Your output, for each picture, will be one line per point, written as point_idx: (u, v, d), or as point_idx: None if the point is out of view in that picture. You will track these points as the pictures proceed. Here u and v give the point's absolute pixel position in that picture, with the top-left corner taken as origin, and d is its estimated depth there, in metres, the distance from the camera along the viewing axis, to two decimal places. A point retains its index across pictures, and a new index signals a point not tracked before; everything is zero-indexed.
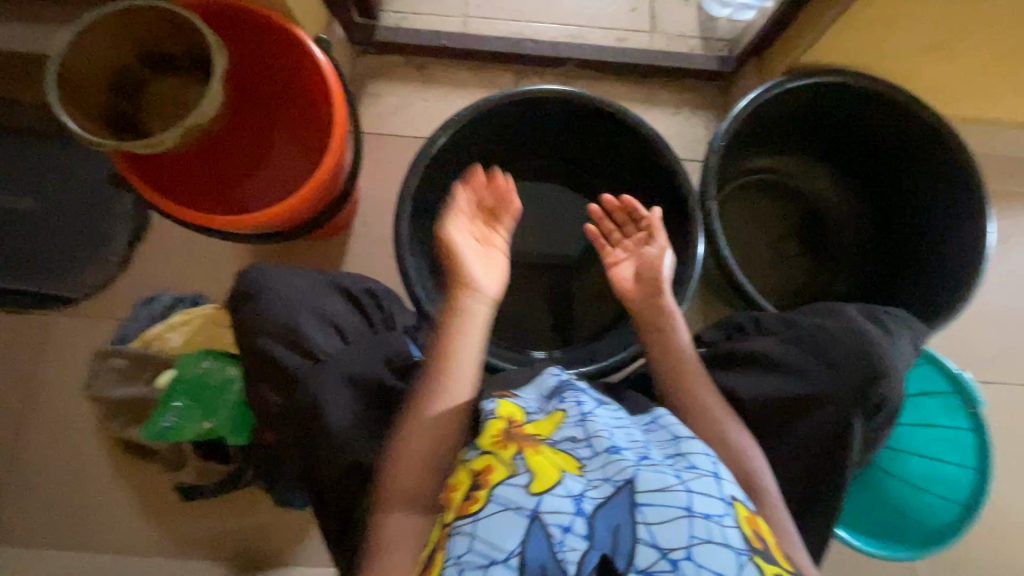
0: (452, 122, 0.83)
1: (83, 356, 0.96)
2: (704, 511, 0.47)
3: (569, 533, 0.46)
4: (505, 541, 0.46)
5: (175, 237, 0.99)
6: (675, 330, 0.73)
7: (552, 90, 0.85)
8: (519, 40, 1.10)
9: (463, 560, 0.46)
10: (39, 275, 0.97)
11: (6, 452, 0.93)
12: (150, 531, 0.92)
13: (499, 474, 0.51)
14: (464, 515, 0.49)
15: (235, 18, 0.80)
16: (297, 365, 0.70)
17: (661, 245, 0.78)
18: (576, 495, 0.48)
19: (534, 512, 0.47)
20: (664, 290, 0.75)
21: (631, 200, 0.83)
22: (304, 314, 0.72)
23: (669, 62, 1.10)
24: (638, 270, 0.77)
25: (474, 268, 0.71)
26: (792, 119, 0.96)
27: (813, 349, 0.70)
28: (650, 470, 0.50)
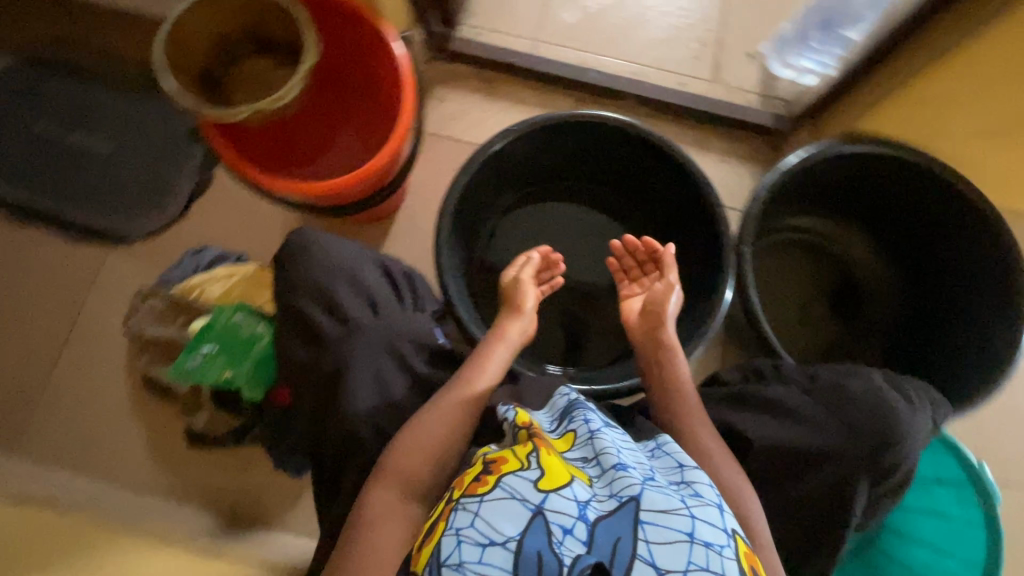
0: (512, 131, 0.87)
1: (127, 292, 1.02)
2: (705, 539, 0.48)
3: (569, 535, 0.47)
4: (508, 526, 0.47)
5: (232, 198, 1.05)
6: (675, 364, 0.74)
7: (607, 116, 0.88)
8: (584, 69, 1.15)
9: (463, 533, 0.48)
10: (104, 212, 1.03)
11: (41, 367, 0.99)
12: (152, 468, 0.95)
13: (511, 464, 0.53)
14: (471, 493, 0.51)
15: (333, 10, 0.86)
16: (328, 329, 0.73)
17: (670, 283, 0.80)
18: (582, 501, 0.49)
19: (538, 507, 0.48)
20: (665, 325, 0.76)
21: (640, 241, 0.86)
22: (343, 285, 0.75)
23: (725, 113, 1.13)
24: (647, 304, 0.79)
25: (529, 303, 0.80)
26: (839, 183, 0.97)
27: (829, 403, 0.69)
28: (656, 491, 0.51)
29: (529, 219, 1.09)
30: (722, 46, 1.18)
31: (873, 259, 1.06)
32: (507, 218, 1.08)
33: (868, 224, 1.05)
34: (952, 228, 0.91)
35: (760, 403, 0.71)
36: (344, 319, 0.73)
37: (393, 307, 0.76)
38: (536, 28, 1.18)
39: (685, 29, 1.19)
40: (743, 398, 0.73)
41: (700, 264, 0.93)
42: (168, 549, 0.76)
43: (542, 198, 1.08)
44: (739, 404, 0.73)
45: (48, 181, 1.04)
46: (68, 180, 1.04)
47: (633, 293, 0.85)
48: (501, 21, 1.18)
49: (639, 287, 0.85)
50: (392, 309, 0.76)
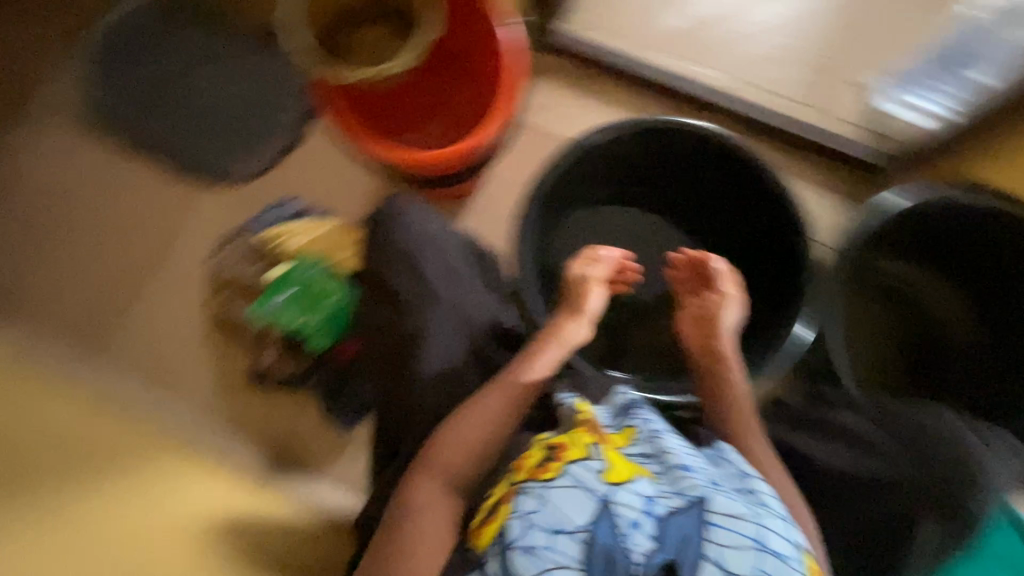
0: (616, 126, 0.89)
1: (214, 230, 1.07)
2: (772, 548, 0.50)
3: (636, 529, 0.50)
4: (576, 516, 0.52)
5: (322, 155, 1.09)
6: (733, 378, 0.70)
7: (700, 125, 0.89)
8: (682, 77, 1.14)
9: (532, 518, 0.52)
10: (205, 151, 1.09)
11: (129, 287, 1.06)
12: (214, 398, 1.01)
13: (573, 453, 0.57)
14: (537, 479, 0.56)
15: None
16: (405, 294, 0.76)
17: (722, 292, 0.75)
18: (648, 497, 0.53)
19: (605, 499, 0.52)
20: (721, 339, 0.72)
21: (696, 254, 0.79)
22: (427, 256, 0.78)
23: (821, 140, 1.10)
24: (700, 317, 0.75)
25: (593, 302, 0.78)
26: (944, 234, 0.90)
27: (899, 436, 0.68)
28: (724, 495, 0.53)
29: (601, 222, 1.04)
30: (828, 72, 1.15)
31: (966, 318, 0.97)
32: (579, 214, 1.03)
33: (962, 284, 0.96)
34: None
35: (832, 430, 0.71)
36: (424, 289, 0.76)
37: (469, 282, 0.78)
38: (639, 28, 1.17)
39: (793, 50, 1.15)
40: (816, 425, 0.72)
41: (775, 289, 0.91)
42: (225, 478, 0.81)
43: (620, 202, 1.04)
44: (802, 425, 0.75)
45: (156, 114, 1.10)
46: (176, 116, 1.10)
47: (689, 307, 0.77)
48: (606, 16, 1.16)
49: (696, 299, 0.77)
50: (470, 285, 0.78)
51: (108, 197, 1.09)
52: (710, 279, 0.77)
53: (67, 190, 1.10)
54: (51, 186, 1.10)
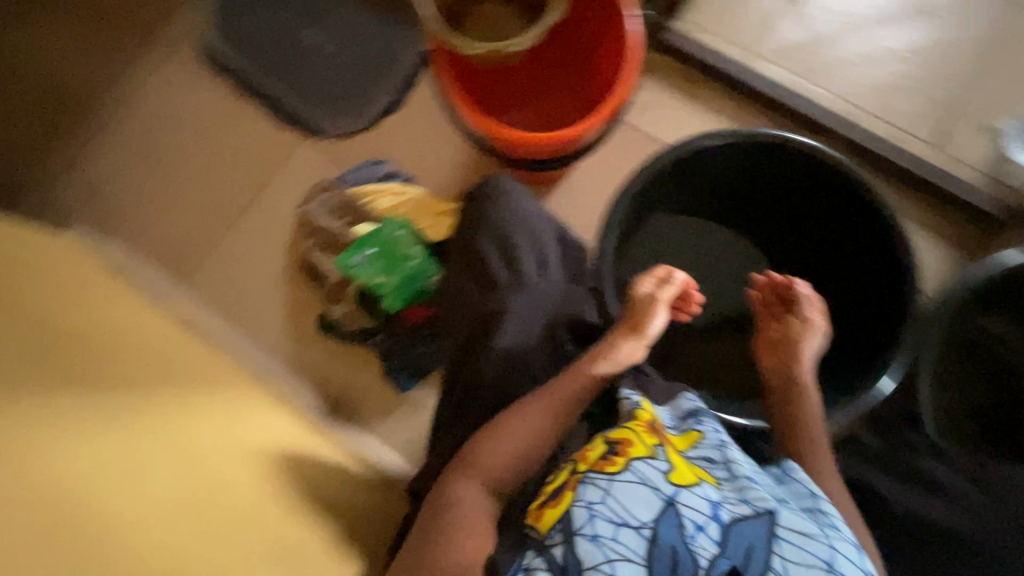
0: (728, 133, 0.85)
1: (307, 181, 1.12)
2: (841, 570, 0.51)
3: (702, 532, 0.52)
4: (641, 512, 0.53)
5: (419, 124, 1.11)
6: (808, 413, 0.66)
7: (816, 146, 0.84)
8: (796, 95, 1.09)
9: (596, 507, 0.53)
10: (309, 105, 1.13)
11: (222, 222, 1.12)
12: (284, 339, 1.05)
13: (637, 449, 0.57)
14: (599, 470, 0.56)
15: None
16: (497, 273, 0.77)
17: (807, 320, 0.72)
18: (714, 502, 0.54)
19: (671, 499, 0.53)
20: (801, 365, 0.69)
21: (783, 277, 0.75)
22: (523, 240, 0.78)
23: (939, 181, 1.03)
24: (778, 342, 0.72)
25: (653, 323, 0.72)
26: None
27: None
28: (791, 511, 0.54)
29: (683, 232, 1.00)
30: (957, 113, 1.08)
31: None
32: (661, 219, 0.99)
33: None
34: None
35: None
36: (515, 271, 0.76)
37: (556, 271, 0.78)
38: (756, 40, 1.13)
39: (917, 84, 1.10)
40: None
41: (868, 333, 0.87)
42: (287, 417, 0.84)
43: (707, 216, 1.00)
44: None
45: (271, 64, 1.15)
46: (288, 67, 1.15)
47: (767, 333, 0.74)
48: (722, 23, 1.13)
49: (777, 325, 0.73)
50: (556, 274, 0.78)
51: (213, 135, 1.15)
52: (795, 306, 0.73)
53: (177, 123, 1.16)
54: (162, 117, 1.17)
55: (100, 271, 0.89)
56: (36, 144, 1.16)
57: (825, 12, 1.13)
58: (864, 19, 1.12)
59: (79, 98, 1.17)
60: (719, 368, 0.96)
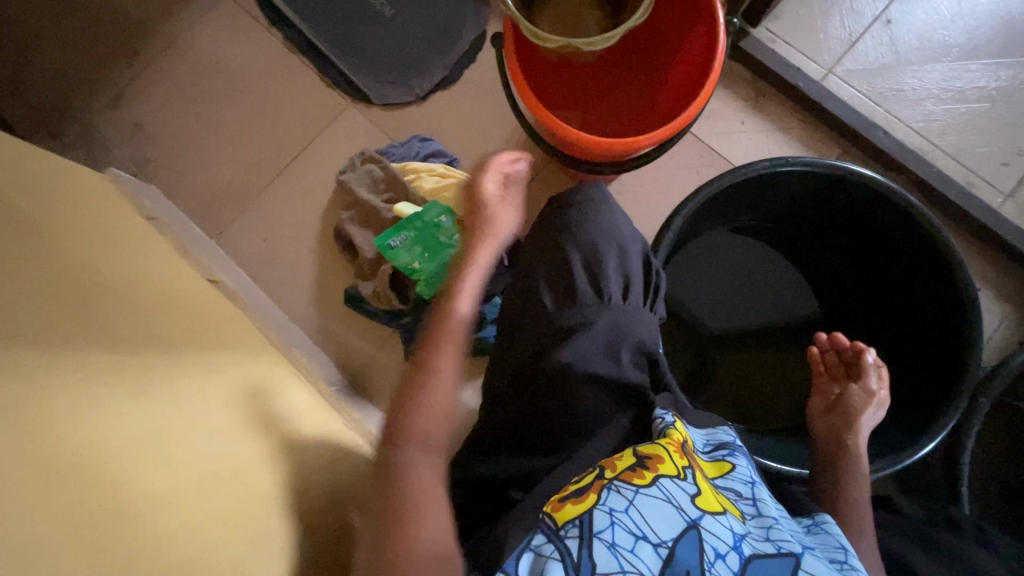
0: (811, 163, 0.80)
1: (350, 148, 1.09)
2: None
3: (722, 561, 0.39)
4: (660, 528, 0.40)
5: (471, 105, 1.08)
6: (855, 476, 0.63)
7: (894, 188, 0.79)
8: (872, 124, 1.03)
9: (613, 516, 0.40)
10: (362, 69, 1.10)
11: (260, 180, 1.09)
12: (309, 307, 1.04)
13: (668, 467, 0.44)
14: (624, 479, 0.43)
15: None
16: (579, 286, 0.62)
17: (868, 389, 0.69)
18: (737, 534, 0.41)
19: (694, 520, 0.41)
20: (856, 430, 0.67)
21: (850, 342, 0.74)
22: (611, 253, 0.64)
23: (1009, 235, 0.97)
24: (832, 406, 0.70)
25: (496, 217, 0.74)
26: None
27: None
28: (817, 560, 0.42)
29: (736, 254, 0.97)
30: None
31: None
32: (718, 235, 0.97)
33: None
34: None
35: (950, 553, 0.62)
36: (599, 287, 0.61)
37: (641, 302, 0.63)
38: (837, 59, 1.06)
39: (1002, 127, 1.03)
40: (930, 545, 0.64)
41: (918, 390, 0.83)
42: (305, 394, 0.84)
43: (763, 240, 0.98)
44: (919, 541, 0.64)
45: (328, 22, 1.11)
46: (345, 27, 1.11)
47: (824, 394, 0.73)
48: (804, 37, 1.07)
49: (836, 388, 0.72)
50: (640, 303, 0.63)
51: (259, 89, 1.12)
52: (858, 372, 0.72)
53: (224, 70, 1.13)
54: (209, 62, 1.13)
55: (130, 213, 0.87)
56: (79, 74, 1.13)
57: (916, 37, 1.05)
58: (956, 51, 1.05)
59: (127, 32, 1.14)
60: (749, 400, 0.93)
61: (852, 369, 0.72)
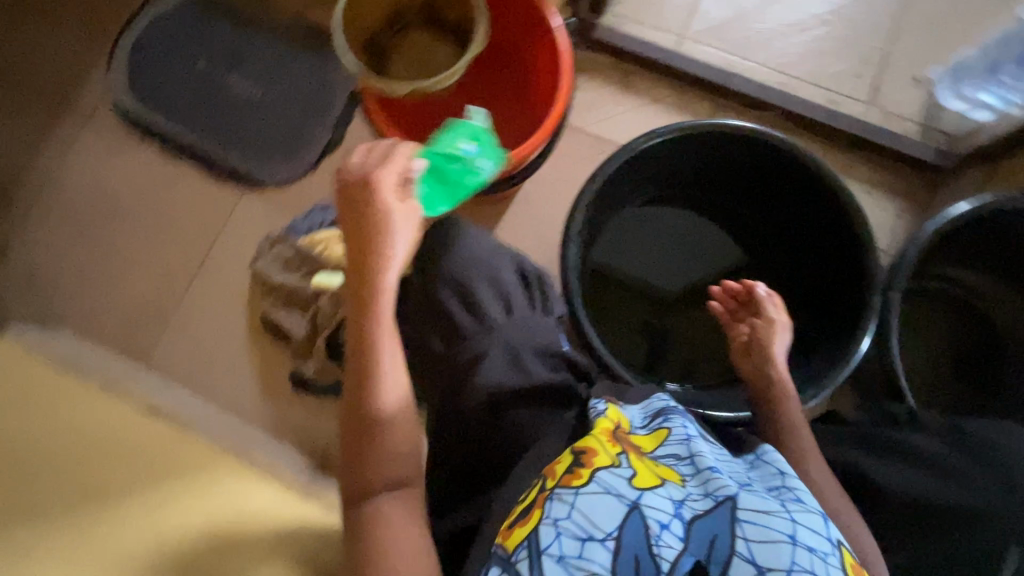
0: (677, 129, 0.84)
1: (255, 236, 1.08)
2: (807, 542, 0.42)
3: (667, 530, 0.43)
4: (604, 520, 0.43)
5: (362, 161, 1.08)
6: (788, 404, 0.66)
7: (757, 129, 0.84)
8: (732, 74, 1.10)
9: (560, 525, 0.43)
10: (245, 156, 1.09)
11: (175, 292, 1.07)
12: (259, 402, 1.02)
13: (602, 458, 0.49)
14: (563, 484, 0.47)
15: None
16: (460, 323, 0.65)
17: (769, 318, 0.71)
18: (677, 500, 0.45)
19: (634, 502, 0.44)
20: (775, 361, 0.69)
21: (740, 283, 0.74)
22: (482, 280, 0.67)
23: (879, 139, 1.05)
24: (748, 345, 0.71)
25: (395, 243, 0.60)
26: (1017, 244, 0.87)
27: (972, 457, 0.61)
28: (752, 494, 0.46)
29: (636, 225, 1.01)
30: (887, 68, 1.10)
31: None
32: (625, 215, 1.00)
33: None
34: None
35: (892, 446, 0.66)
36: (478, 314, 0.65)
37: (523, 311, 0.66)
38: (684, 24, 1.13)
39: (845, 44, 1.11)
40: (874, 443, 0.67)
41: (835, 305, 0.88)
42: (272, 490, 0.79)
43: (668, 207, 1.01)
44: (865, 446, 0.67)
45: (200, 120, 1.10)
46: (218, 121, 1.10)
47: (736, 336, 0.73)
48: (649, 12, 1.13)
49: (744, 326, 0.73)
50: (523, 312, 0.66)
51: (150, 203, 1.10)
52: (756, 306, 0.73)
53: (109, 196, 1.10)
54: (91, 191, 1.11)
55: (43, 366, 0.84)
56: None
57: None
58: None
59: None
60: (699, 359, 0.97)
61: (749, 305, 0.73)
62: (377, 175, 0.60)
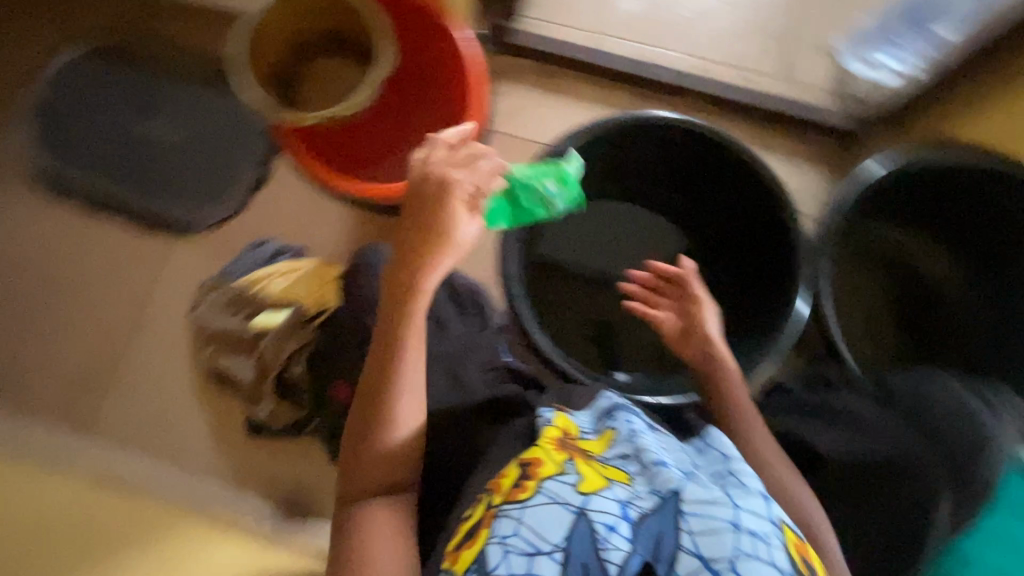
0: (595, 128, 0.86)
1: (191, 283, 1.04)
2: (750, 527, 0.43)
3: (614, 532, 0.43)
4: (551, 532, 0.44)
5: (292, 193, 1.06)
6: (729, 381, 0.68)
7: (672, 118, 0.86)
8: (649, 64, 1.12)
9: (508, 543, 0.44)
10: (170, 202, 1.05)
11: (112, 352, 1.02)
12: (215, 454, 0.98)
13: (548, 468, 0.49)
14: (511, 500, 0.48)
15: (411, 16, 0.84)
16: None
17: (698, 297, 0.74)
18: (623, 501, 0.45)
19: (580, 508, 0.45)
20: (714, 342, 0.70)
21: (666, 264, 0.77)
22: (418, 309, 0.80)
23: (796, 112, 1.09)
24: (681, 327, 0.72)
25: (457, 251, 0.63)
26: (933, 195, 0.92)
27: (909, 413, 0.62)
28: (696, 484, 0.46)
29: (576, 223, 1.02)
30: (796, 42, 1.14)
31: (953, 273, 0.98)
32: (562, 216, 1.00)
33: (958, 245, 0.97)
34: None
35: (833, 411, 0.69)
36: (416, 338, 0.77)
37: (457, 330, 0.79)
38: (599, 20, 1.14)
39: (753, 23, 1.14)
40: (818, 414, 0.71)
41: (766, 277, 0.90)
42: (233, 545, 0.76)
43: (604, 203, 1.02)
44: (813, 418, 0.72)
45: (118, 171, 1.06)
46: (136, 171, 1.06)
47: (669, 318, 0.74)
48: (562, 13, 1.14)
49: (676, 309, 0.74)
50: (457, 331, 0.79)
51: (76, 263, 1.05)
52: (684, 287, 0.75)
53: (31, 261, 1.05)
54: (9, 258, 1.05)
55: None
56: None
57: None
58: None
59: None
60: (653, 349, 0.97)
61: (677, 286, 0.75)
62: (456, 179, 0.63)
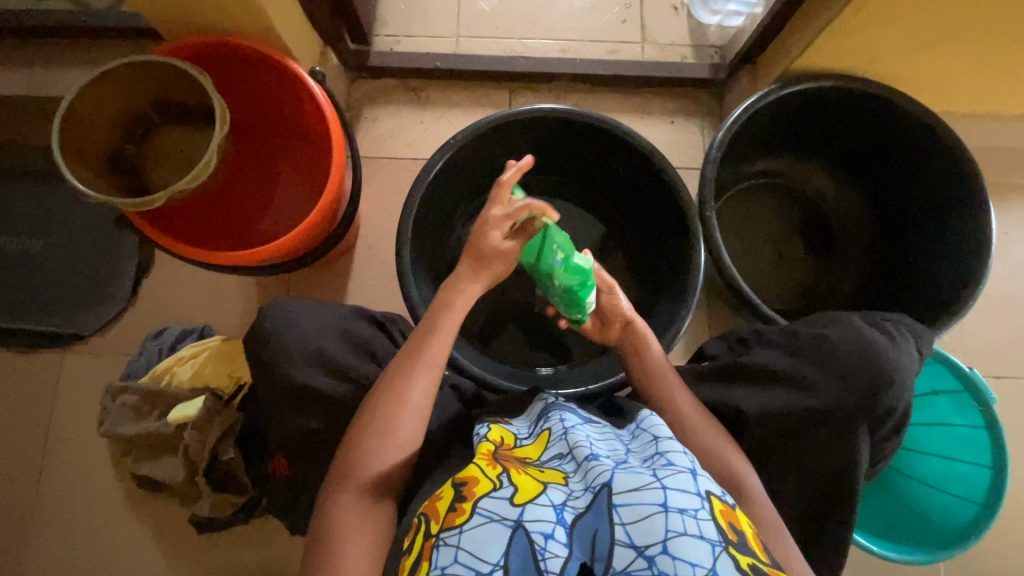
0: (458, 138, 0.82)
1: (94, 392, 0.96)
2: (679, 506, 0.43)
3: (551, 539, 0.42)
4: (490, 551, 0.42)
5: (180, 271, 1.00)
6: (649, 351, 0.72)
7: (538, 108, 0.85)
8: (511, 57, 1.12)
9: (448, 572, 0.42)
10: (49, 313, 0.97)
11: (26, 488, 0.94)
12: (168, 561, 0.92)
13: (483, 485, 0.48)
14: (449, 525, 0.46)
15: (238, 58, 0.79)
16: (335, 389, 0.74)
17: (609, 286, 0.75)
18: (558, 504, 0.45)
19: (517, 521, 0.44)
20: (632, 321, 0.74)
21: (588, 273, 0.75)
22: (335, 343, 0.76)
23: (660, 73, 1.11)
24: (602, 318, 0.74)
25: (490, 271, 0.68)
26: (801, 125, 0.96)
27: (817, 357, 0.68)
28: (626, 471, 0.47)
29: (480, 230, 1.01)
30: (645, 5, 1.16)
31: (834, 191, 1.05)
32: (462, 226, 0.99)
33: (835, 164, 1.03)
34: (910, 164, 0.92)
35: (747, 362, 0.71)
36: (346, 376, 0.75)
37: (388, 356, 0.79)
38: (452, 25, 1.13)
39: None
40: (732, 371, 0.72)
41: (665, 238, 0.92)
42: None
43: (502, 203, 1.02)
44: (731, 378, 0.71)
45: None
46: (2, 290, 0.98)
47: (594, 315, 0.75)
48: (416, 25, 1.13)
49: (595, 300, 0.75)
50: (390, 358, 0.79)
51: None
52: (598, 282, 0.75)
53: None
54: None
55: None
56: None
57: None
58: None
59: None
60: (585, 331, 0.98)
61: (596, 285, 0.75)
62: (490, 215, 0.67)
